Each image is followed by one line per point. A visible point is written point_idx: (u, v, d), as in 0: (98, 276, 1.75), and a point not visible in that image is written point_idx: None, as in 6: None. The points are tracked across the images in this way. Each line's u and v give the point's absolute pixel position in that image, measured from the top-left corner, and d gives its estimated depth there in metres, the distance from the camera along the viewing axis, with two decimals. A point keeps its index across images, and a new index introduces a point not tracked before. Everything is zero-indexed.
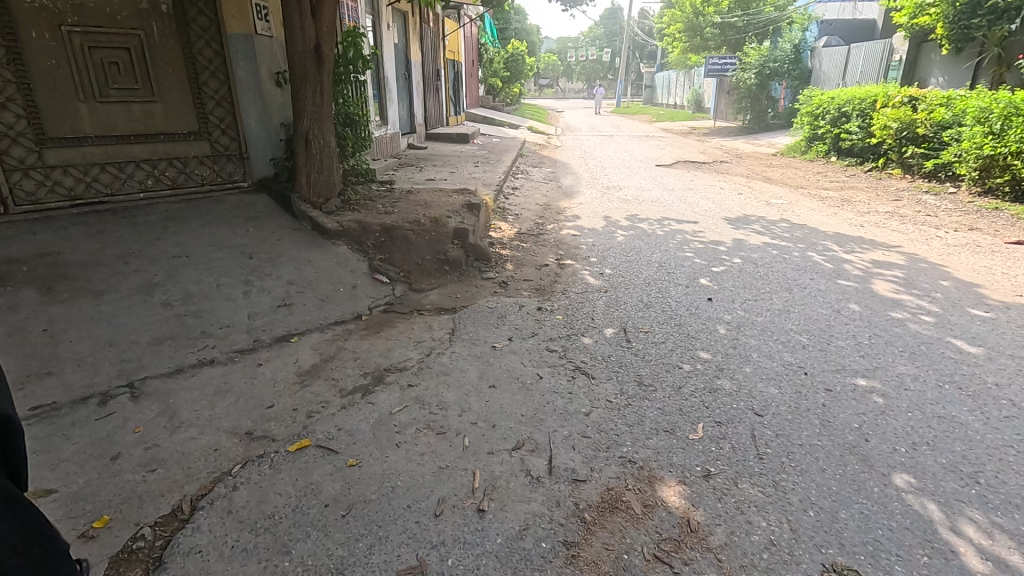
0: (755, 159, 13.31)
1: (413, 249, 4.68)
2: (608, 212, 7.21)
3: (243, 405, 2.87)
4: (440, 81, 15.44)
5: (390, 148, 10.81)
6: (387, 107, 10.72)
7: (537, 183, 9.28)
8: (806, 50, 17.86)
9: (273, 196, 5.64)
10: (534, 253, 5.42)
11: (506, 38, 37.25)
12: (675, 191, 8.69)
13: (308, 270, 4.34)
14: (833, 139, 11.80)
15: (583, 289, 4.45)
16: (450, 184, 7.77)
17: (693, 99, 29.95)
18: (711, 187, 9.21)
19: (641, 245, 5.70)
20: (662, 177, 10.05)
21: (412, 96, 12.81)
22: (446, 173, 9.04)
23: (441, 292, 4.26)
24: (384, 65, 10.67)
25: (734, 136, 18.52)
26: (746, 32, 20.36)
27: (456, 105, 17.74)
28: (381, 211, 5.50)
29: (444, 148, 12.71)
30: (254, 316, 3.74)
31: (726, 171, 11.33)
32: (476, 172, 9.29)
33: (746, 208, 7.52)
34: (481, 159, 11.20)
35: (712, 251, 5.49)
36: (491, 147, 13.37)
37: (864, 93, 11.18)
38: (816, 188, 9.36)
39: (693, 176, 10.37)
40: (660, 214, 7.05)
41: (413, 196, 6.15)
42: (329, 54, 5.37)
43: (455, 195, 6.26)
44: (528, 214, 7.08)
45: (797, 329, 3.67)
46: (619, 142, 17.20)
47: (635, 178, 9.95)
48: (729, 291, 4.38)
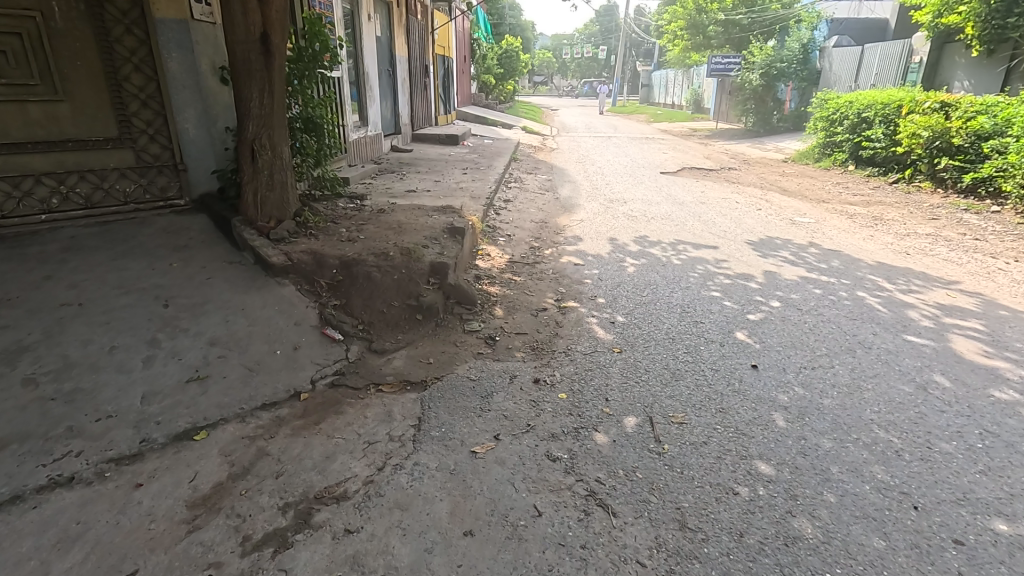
0: (765, 165, 12.45)
1: (377, 294, 3.71)
2: (613, 232, 6.28)
3: (92, 570, 1.90)
4: (428, 77, 14.45)
5: (370, 152, 9.84)
6: (367, 107, 9.76)
7: (532, 194, 8.33)
8: (815, 50, 16.97)
9: (212, 217, 4.65)
10: (529, 290, 4.47)
11: (500, 33, 36.33)
12: (686, 206, 7.77)
13: (238, 323, 3.36)
14: (851, 146, 10.92)
15: (591, 348, 3.52)
16: (433, 197, 6.79)
17: (692, 99, 29.16)
18: (725, 200, 8.30)
19: (656, 280, 4.78)
20: (669, 187, 9.13)
21: (396, 94, 11.81)
22: (431, 182, 8.06)
23: (409, 356, 3.30)
24: (366, 61, 9.70)
25: (738, 139, 17.65)
26: (750, 30, 19.45)
27: (446, 103, 16.74)
28: (344, 237, 4.53)
29: (432, 150, 11.73)
30: (152, 396, 2.77)
31: (737, 180, 10.43)
32: (464, 181, 8.30)
33: (770, 227, 6.62)
34: (470, 163, 10.22)
35: (742, 289, 4.58)
36: (483, 150, 12.41)
37: (887, 97, 10.32)
38: (840, 202, 8.48)
39: (703, 186, 9.47)
40: (674, 236, 6.13)
41: (386, 216, 5.18)
42: (280, 46, 4.37)
43: (436, 215, 5.29)
44: (522, 234, 6.13)
45: (878, 419, 2.77)
46: (618, 144, 16.29)
47: (639, 188, 9.03)
48: (776, 351, 3.47)
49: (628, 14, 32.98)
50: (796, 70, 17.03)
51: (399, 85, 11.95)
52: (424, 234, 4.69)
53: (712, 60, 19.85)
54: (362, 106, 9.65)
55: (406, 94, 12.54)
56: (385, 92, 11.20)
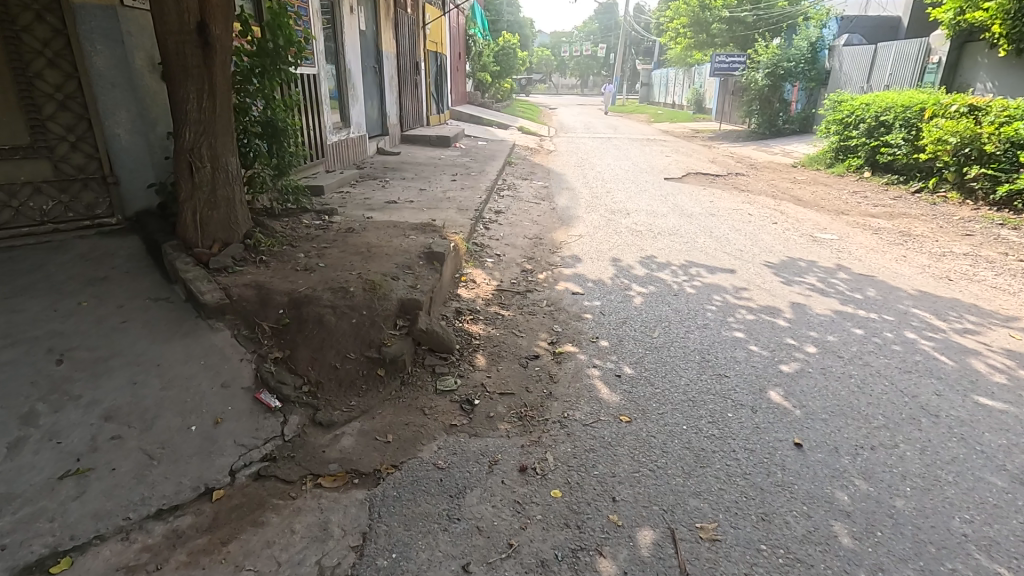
0: (774, 171, 11.79)
1: (329, 343, 3.02)
2: (616, 251, 5.59)
3: None
4: (419, 75, 13.76)
5: (352, 155, 9.16)
6: (348, 107, 9.08)
7: (526, 204, 7.64)
8: (824, 49, 16.30)
9: (146, 239, 3.94)
10: (517, 329, 3.78)
11: (497, 31, 35.67)
12: (694, 218, 7.09)
13: (147, 387, 2.66)
14: (868, 152, 10.24)
15: (592, 416, 2.83)
16: (415, 210, 6.10)
17: (693, 99, 28.54)
18: (736, 211, 7.63)
19: (668, 315, 4.09)
20: (674, 196, 8.46)
21: (383, 93, 11.11)
22: (414, 190, 7.35)
23: (362, 430, 2.61)
24: (348, 58, 9.01)
25: (743, 142, 17.00)
26: (756, 28, 18.76)
27: (439, 102, 16.05)
28: (300, 266, 3.84)
29: (421, 153, 11.04)
30: (7, 502, 2.07)
31: (746, 187, 9.76)
32: (452, 189, 7.60)
33: (790, 246, 5.94)
34: (461, 168, 9.52)
35: (767, 327, 3.89)
36: (475, 152, 11.70)
37: (907, 100, 9.67)
38: (861, 214, 7.82)
39: (711, 194, 8.80)
40: (684, 256, 5.45)
41: (354, 236, 4.48)
42: (221, 37, 3.66)
43: (412, 235, 4.60)
44: (513, 253, 5.44)
45: (974, 536, 2.09)
46: (618, 146, 15.61)
47: (643, 196, 8.36)
48: (822, 421, 2.79)
49: (628, 11, 32.29)
50: (804, 70, 16.35)
51: (386, 84, 11.27)
52: (395, 260, 3.99)
53: (715, 59, 19.20)
54: (343, 106, 8.97)
55: (395, 93, 11.84)
56: (370, 90, 10.51)
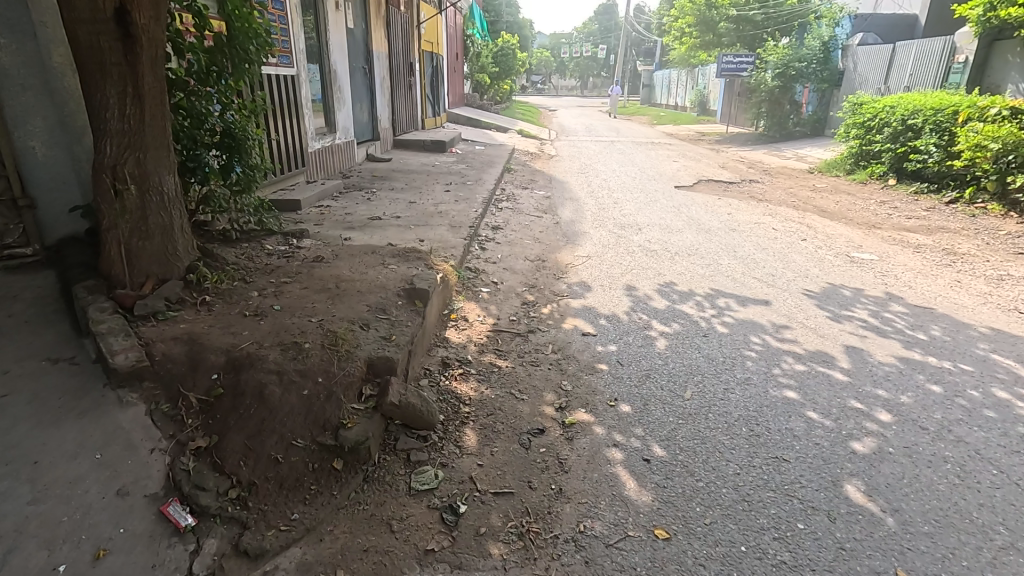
0: (789, 177, 11.09)
1: (270, 426, 2.30)
2: (630, 277, 4.89)
3: None
4: (414, 76, 13.08)
5: (338, 163, 8.47)
6: (334, 111, 8.39)
7: (527, 217, 6.94)
8: (837, 49, 15.60)
9: (64, 275, 3.22)
10: (517, 387, 3.06)
11: (496, 31, 35.12)
12: (714, 234, 6.39)
13: (10, 501, 1.94)
14: (893, 158, 9.55)
15: (617, 530, 2.11)
16: (400, 228, 5.38)
17: (697, 100, 27.84)
18: (757, 225, 6.94)
19: (699, 364, 3.38)
20: (688, 208, 7.77)
21: (374, 96, 10.41)
22: (403, 202, 6.64)
23: (303, 566, 1.91)
24: (334, 58, 8.31)
25: (752, 145, 16.31)
26: (764, 27, 18.05)
27: (435, 105, 15.36)
28: (249, 310, 3.11)
29: (414, 159, 10.34)
30: None
31: (763, 196, 9.07)
32: (445, 201, 6.89)
33: (827, 270, 5.24)
34: (456, 176, 8.82)
35: (822, 383, 3.18)
36: (472, 158, 11.00)
37: (938, 102, 8.98)
38: (894, 227, 7.13)
39: (727, 205, 8.10)
40: (709, 283, 4.74)
41: (321, 267, 3.76)
42: (149, 28, 2.93)
43: (391, 265, 3.87)
44: (512, 280, 4.72)
45: None
46: (623, 151, 14.93)
47: (654, 208, 7.67)
48: (928, 538, 2.08)
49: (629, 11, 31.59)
50: (816, 71, 15.65)
51: (377, 86, 10.58)
52: (368, 300, 3.27)
53: (722, 59, 18.53)
54: (328, 110, 8.28)
55: (387, 96, 11.16)
56: (360, 92, 9.82)
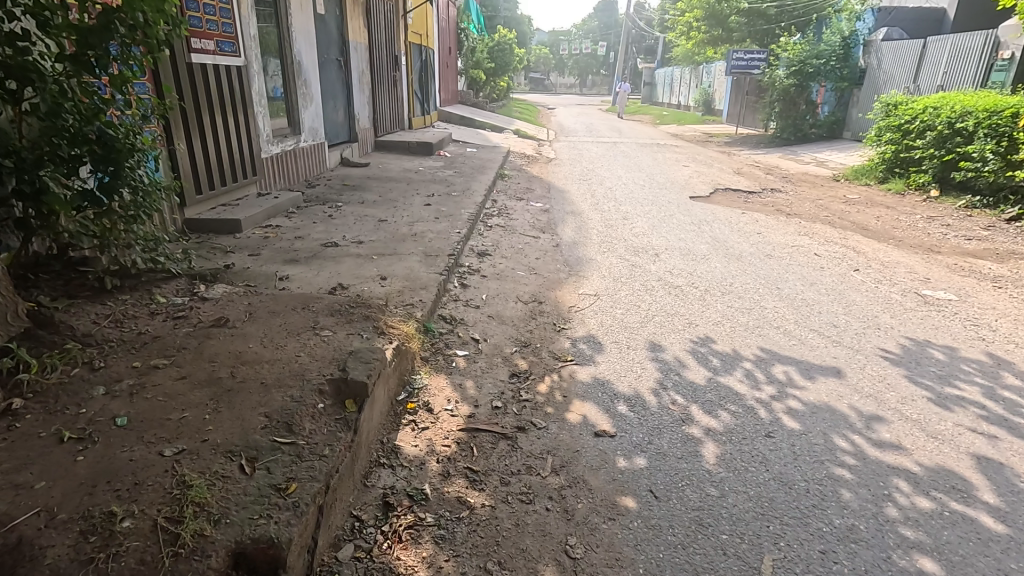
0: (814, 186, 9.99)
1: None
2: (652, 330, 3.77)
3: None
4: (400, 71, 11.96)
5: (304, 169, 7.38)
6: (299, 108, 7.28)
7: (521, 238, 5.82)
8: (858, 44, 14.49)
9: None
10: (495, 556, 1.93)
11: (494, 26, 33.89)
12: (747, 262, 5.28)
13: None
14: (937, 166, 8.48)
15: None
16: (359, 261, 4.25)
17: (702, 99, 26.71)
18: (795, 248, 5.83)
19: (772, 498, 2.26)
20: (709, 226, 6.66)
21: (350, 92, 9.26)
22: (372, 221, 5.51)
23: None
24: (298, 47, 7.20)
25: (765, 148, 15.22)
26: (778, 21, 16.74)
27: (424, 103, 14.22)
28: (72, 428, 1.96)
29: (395, 164, 9.20)
30: None
31: (790, 210, 7.99)
32: (423, 218, 5.77)
33: (900, 316, 4.12)
34: (440, 185, 7.69)
35: (969, 539, 2.07)
36: (461, 162, 9.86)
37: (991, 103, 7.92)
38: (955, 251, 6.03)
39: (753, 221, 7.00)
40: (755, 340, 3.63)
41: (219, 335, 2.60)
42: None
43: (323, 332, 2.72)
44: (499, 335, 3.59)
45: None
46: (627, 153, 13.82)
47: (670, 226, 6.56)
48: None
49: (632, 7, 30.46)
50: (835, 68, 14.55)
51: (355, 80, 9.47)
52: (268, 406, 2.12)
53: (732, 55, 17.44)
54: (291, 107, 7.18)
55: (366, 92, 10.00)
56: (334, 88, 8.71)
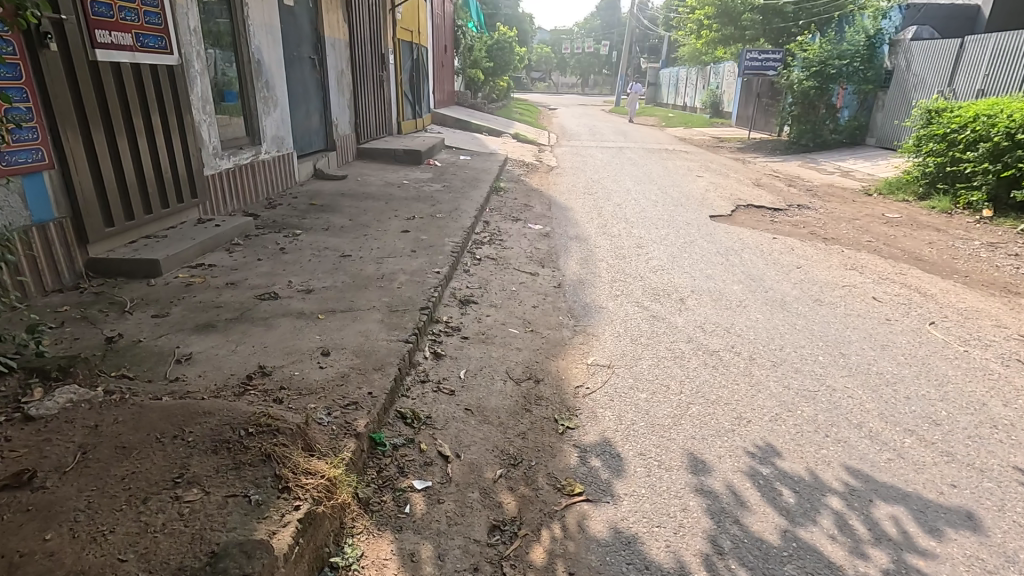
0: (845, 202, 8.96)
1: None
2: (690, 432, 2.75)
3: None
4: (388, 70, 10.93)
5: (265, 185, 6.36)
6: (259, 114, 6.26)
7: (515, 275, 4.80)
8: (884, 43, 13.43)
9: None
10: None
11: (494, 25, 32.87)
12: (794, 312, 4.26)
13: None
14: (991, 183, 7.48)
15: None
16: (298, 324, 3.23)
17: (710, 101, 25.65)
18: (847, 290, 4.82)
19: None
20: (738, 257, 5.64)
21: (326, 94, 8.23)
22: (332, 256, 4.51)
23: None
24: (258, 43, 6.16)
25: (783, 155, 14.20)
26: (795, 19, 15.67)
27: (416, 106, 13.19)
28: None
29: (377, 176, 8.18)
30: None
31: (825, 233, 6.98)
32: (395, 251, 4.75)
33: (1017, 404, 3.09)
34: (424, 203, 6.67)
35: None
36: (452, 174, 8.83)
37: None
38: None
39: (789, 249, 5.98)
40: (835, 452, 2.61)
41: (4, 514, 1.58)
42: None
43: (187, 496, 1.70)
44: (478, 444, 2.57)
45: None
46: (634, 161, 12.79)
47: (692, 258, 5.54)
48: None
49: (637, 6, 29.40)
50: (858, 70, 13.50)
51: (333, 81, 8.44)
52: None
53: (746, 56, 16.40)
54: (250, 114, 6.15)
55: (346, 94, 8.96)
56: (307, 90, 7.68)
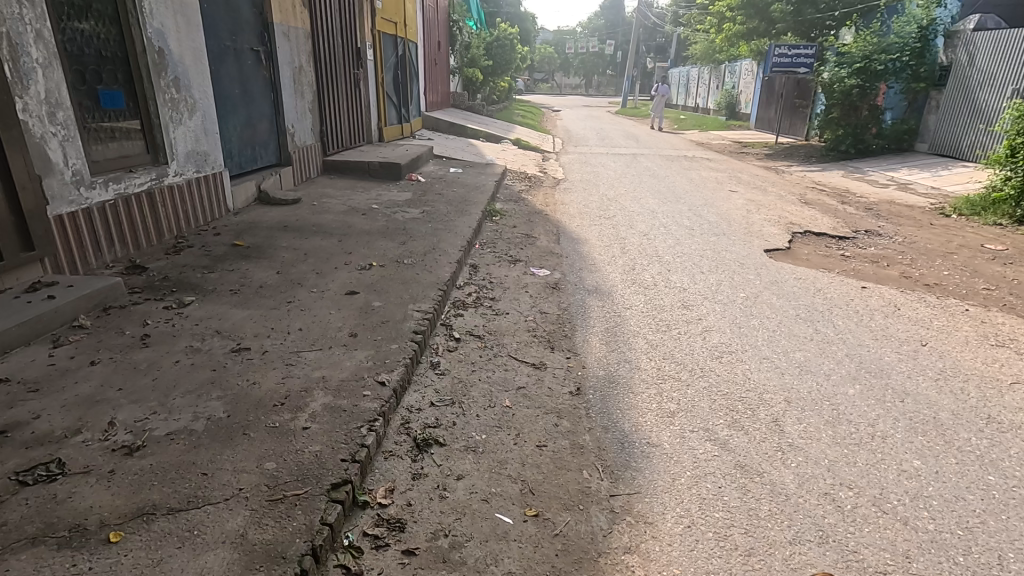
0: (923, 226, 7.26)
1: None
2: None
3: None
4: (365, 67, 9.26)
5: (174, 219, 4.70)
6: (164, 123, 4.60)
7: (509, 372, 3.13)
8: (939, 35, 11.76)
9: None
10: None
11: (494, 23, 31.22)
12: (969, 452, 2.58)
13: None
14: None
15: None
16: (46, 574, 1.56)
17: (724, 101, 23.99)
18: (1017, 390, 3.16)
19: None
20: (830, 324, 3.97)
21: (276, 95, 6.56)
22: (218, 351, 2.85)
23: None
24: (160, 25, 4.49)
25: (820, 164, 12.50)
26: (831, 10, 13.97)
27: (402, 108, 11.55)
28: None
29: (341, 197, 6.52)
30: None
31: (920, 276, 5.32)
32: (325, 336, 3.10)
33: None
34: (390, 239, 5.00)
35: None
36: (437, 193, 7.17)
37: None
38: None
39: (893, 309, 4.30)
40: None
41: None
42: None
43: None
44: None
45: None
46: (653, 171, 11.12)
47: (763, 327, 3.88)
48: None
49: None
50: (909, 65, 11.93)
51: (287, 79, 6.78)
52: None
53: (773, 52, 14.67)
54: (149, 122, 4.49)
55: (306, 95, 7.28)
56: (247, 90, 6.02)
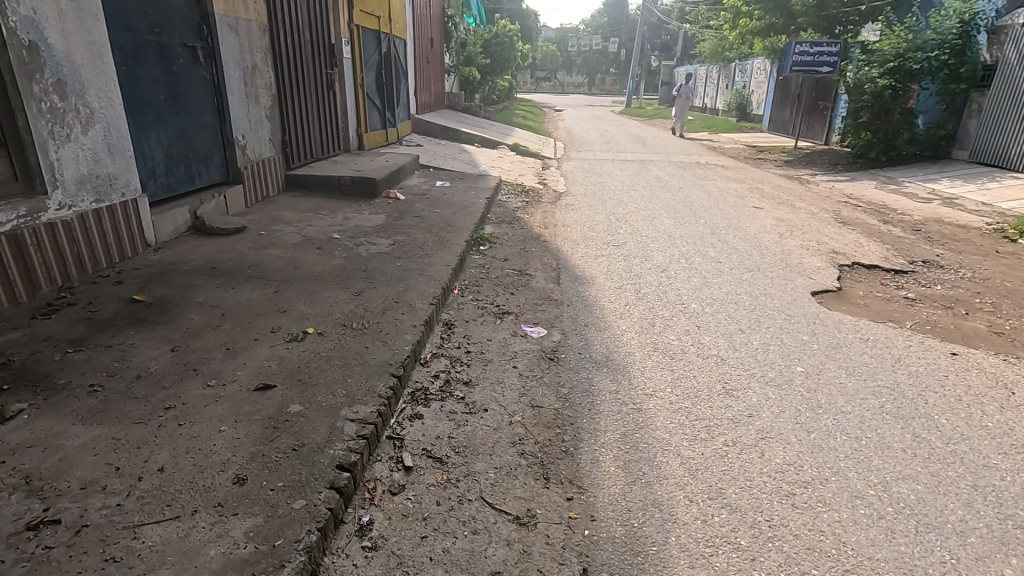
0: (989, 255, 6.16)
1: None
2: None
3: None
4: (339, 67, 8.16)
5: (58, 265, 3.62)
6: (42, 141, 3.50)
7: (478, 539, 2.05)
8: (982, 31, 10.62)
9: None
10: None
11: (494, 20, 30.20)
12: None
13: None
14: None
15: None
16: None
17: (735, 101, 22.87)
18: None
19: None
20: (931, 425, 2.87)
21: (220, 100, 5.47)
22: (2, 531, 1.76)
23: None
24: (31, 11, 3.38)
25: (848, 172, 11.40)
26: (857, 4, 12.83)
27: (387, 112, 10.46)
28: None
29: (297, 224, 5.43)
30: None
31: (1014, 332, 4.23)
32: (194, 487, 2.00)
33: None
34: (343, 288, 3.90)
35: None
36: (416, 216, 6.08)
37: None
38: None
39: (1007, 395, 3.20)
40: None
41: None
42: None
43: None
44: None
45: None
46: (665, 181, 10.05)
47: (842, 432, 2.79)
48: None
49: None
50: (948, 65, 10.82)
51: (235, 81, 5.68)
52: None
53: (793, 50, 13.57)
54: (17, 140, 3.39)
55: (262, 100, 6.18)
56: (179, 95, 4.92)
